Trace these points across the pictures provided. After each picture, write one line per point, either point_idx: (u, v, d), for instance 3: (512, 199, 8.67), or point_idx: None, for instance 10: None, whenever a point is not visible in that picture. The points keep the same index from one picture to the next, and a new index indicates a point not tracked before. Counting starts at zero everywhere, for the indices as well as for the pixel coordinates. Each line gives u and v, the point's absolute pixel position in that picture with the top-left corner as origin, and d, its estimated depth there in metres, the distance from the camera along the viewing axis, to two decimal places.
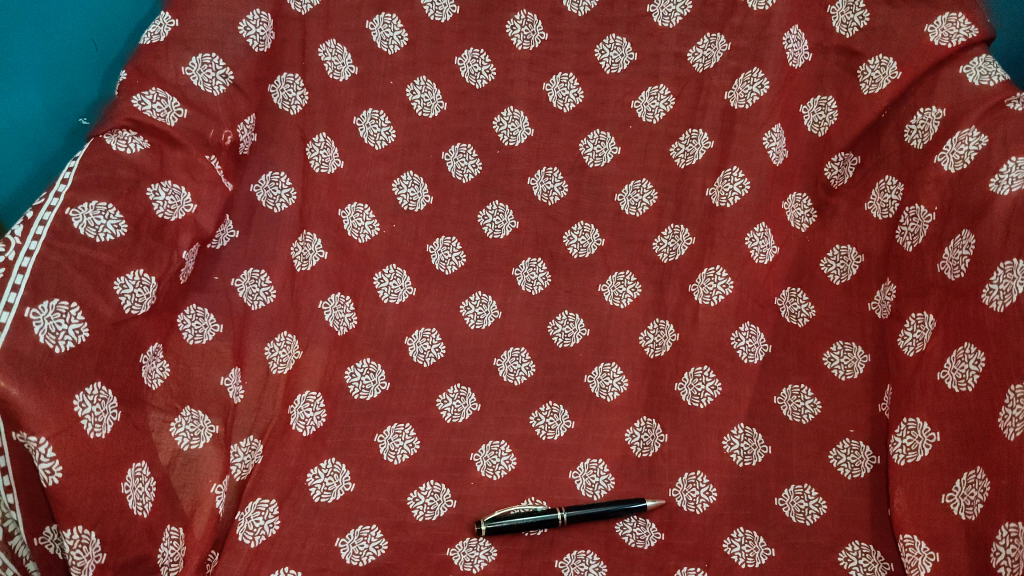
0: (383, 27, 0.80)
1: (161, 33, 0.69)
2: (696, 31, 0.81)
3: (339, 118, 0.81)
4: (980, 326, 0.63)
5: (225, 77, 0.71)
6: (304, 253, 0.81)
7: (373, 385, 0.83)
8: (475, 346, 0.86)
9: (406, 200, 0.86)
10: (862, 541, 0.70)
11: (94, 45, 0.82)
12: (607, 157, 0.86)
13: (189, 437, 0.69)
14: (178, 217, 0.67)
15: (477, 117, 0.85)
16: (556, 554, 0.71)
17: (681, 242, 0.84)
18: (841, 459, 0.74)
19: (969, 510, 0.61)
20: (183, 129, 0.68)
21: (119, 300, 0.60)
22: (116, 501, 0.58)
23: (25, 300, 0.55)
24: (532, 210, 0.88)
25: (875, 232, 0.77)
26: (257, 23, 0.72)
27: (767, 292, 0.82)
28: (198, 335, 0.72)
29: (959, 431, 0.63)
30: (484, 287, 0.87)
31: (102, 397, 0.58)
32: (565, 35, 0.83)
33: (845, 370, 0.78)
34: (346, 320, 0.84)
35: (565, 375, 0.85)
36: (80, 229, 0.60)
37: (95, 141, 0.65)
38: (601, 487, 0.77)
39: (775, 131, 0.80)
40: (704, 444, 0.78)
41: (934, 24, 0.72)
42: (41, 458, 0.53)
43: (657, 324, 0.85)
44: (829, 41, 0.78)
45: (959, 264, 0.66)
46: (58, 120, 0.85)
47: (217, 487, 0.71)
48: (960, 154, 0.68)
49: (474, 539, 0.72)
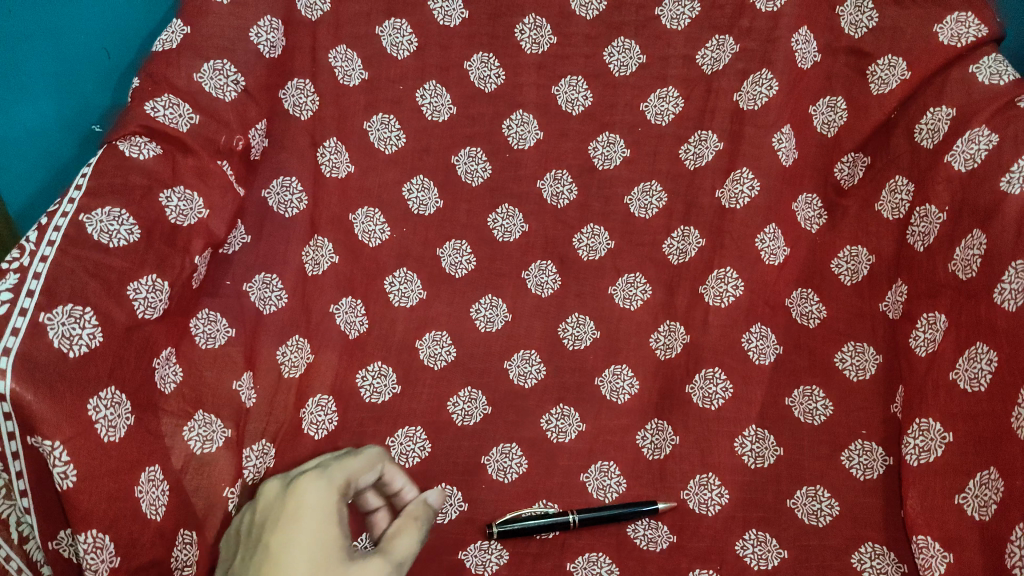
0: (393, 33, 0.81)
1: (173, 40, 0.70)
2: (704, 33, 0.81)
3: (350, 123, 0.82)
4: (992, 327, 0.63)
5: (237, 84, 0.71)
6: (315, 257, 0.81)
7: (385, 389, 0.83)
8: (486, 349, 0.85)
9: (416, 204, 0.86)
10: (875, 543, 0.71)
11: (106, 52, 0.82)
12: (616, 160, 0.86)
13: (202, 441, 0.69)
14: (190, 223, 0.67)
15: (486, 122, 0.85)
16: (568, 557, 0.73)
17: (691, 244, 0.84)
18: (854, 460, 0.75)
19: (982, 511, 0.62)
20: (195, 136, 0.69)
21: (132, 305, 0.61)
22: (129, 505, 0.58)
23: (40, 305, 0.55)
24: (541, 214, 0.87)
25: (886, 233, 0.77)
26: (268, 29, 0.73)
27: (778, 293, 0.82)
28: (211, 340, 0.72)
29: (972, 433, 0.64)
30: (494, 289, 0.86)
31: (116, 401, 0.59)
32: (573, 40, 0.83)
33: (857, 371, 0.78)
34: (357, 324, 0.84)
35: (575, 379, 0.84)
36: (94, 235, 0.60)
37: (109, 147, 0.65)
38: (612, 489, 0.78)
39: (785, 132, 0.80)
40: (715, 446, 0.79)
41: (944, 24, 0.72)
42: (56, 462, 0.54)
43: (667, 325, 0.84)
44: (839, 42, 0.78)
45: (970, 263, 0.66)
46: (71, 127, 0.86)
47: (228, 490, 0.71)
48: (971, 153, 0.68)
49: (485, 542, 0.74)
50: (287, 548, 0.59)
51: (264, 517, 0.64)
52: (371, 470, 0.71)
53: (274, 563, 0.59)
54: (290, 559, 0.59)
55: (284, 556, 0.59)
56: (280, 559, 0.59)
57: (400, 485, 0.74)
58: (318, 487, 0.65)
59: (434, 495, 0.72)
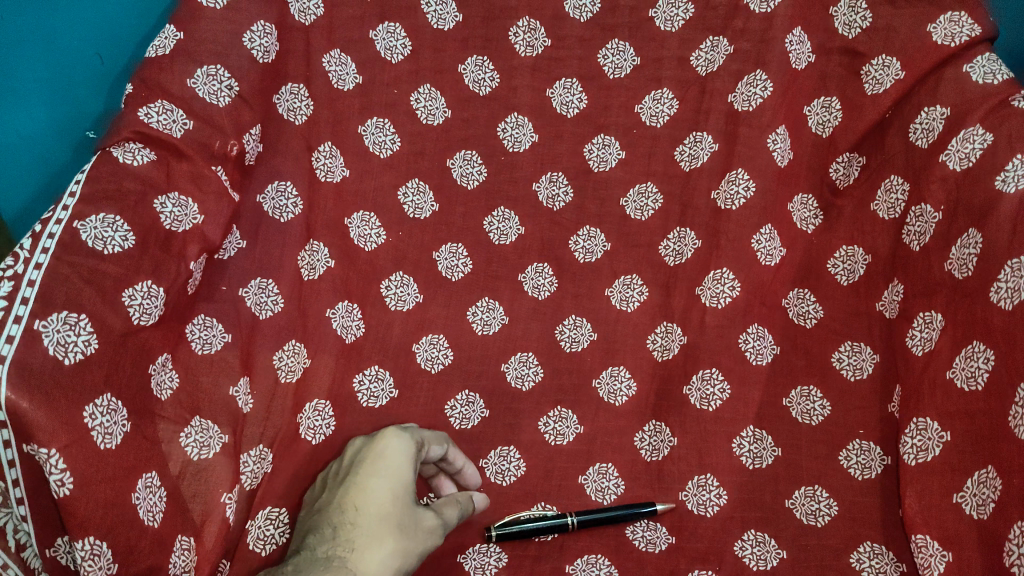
0: (387, 37, 0.81)
1: (166, 46, 0.70)
2: (699, 34, 0.81)
3: (345, 127, 0.82)
4: (988, 325, 0.63)
5: (231, 89, 0.71)
6: (312, 261, 0.81)
7: (382, 393, 0.82)
8: (483, 352, 0.84)
9: (412, 208, 0.85)
10: (873, 542, 0.71)
11: (100, 57, 0.82)
12: (612, 162, 0.86)
13: (199, 447, 0.69)
14: (185, 228, 0.67)
15: (482, 124, 0.85)
16: (567, 559, 0.74)
17: (687, 245, 0.84)
18: (852, 459, 0.75)
19: (980, 510, 0.62)
20: (189, 141, 0.69)
21: (128, 311, 0.61)
22: (127, 511, 0.58)
23: (35, 312, 0.55)
24: (538, 216, 0.86)
25: (881, 232, 0.77)
26: (262, 34, 0.73)
27: (774, 294, 0.82)
28: (207, 345, 0.72)
29: (970, 431, 0.64)
30: (491, 292, 0.86)
31: (113, 408, 0.58)
32: (567, 42, 0.84)
33: (854, 370, 0.78)
34: (353, 328, 0.83)
35: (573, 381, 0.83)
36: (90, 241, 0.60)
37: (103, 154, 0.65)
38: (611, 491, 0.78)
39: (780, 132, 0.80)
40: (713, 446, 0.79)
41: (936, 24, 0.72)
42: (52, 470, 0.54)
43: (664, 327, 0.84)
44: (833, 43, 0.78)
45: (966, 262, 0.66)
46: (66, 133, 0.86)
47: (227, 496, 0.71)
48: (966, 152, 0.68)
49: (483, 545, 0.74)
50: (371, 480, 0.65)
51: (350, 463, 0.69)
52: (440, 443, 0.73)
53: (361, 489, 0.65)
54: (372, 489, 0.64)
55: (369, 487, 0.65)
56: (366, 487, 0.65)
57: (460, 466, 0.75)
58: (400, 437, 0.69)
59: (479, 498, 0.73)
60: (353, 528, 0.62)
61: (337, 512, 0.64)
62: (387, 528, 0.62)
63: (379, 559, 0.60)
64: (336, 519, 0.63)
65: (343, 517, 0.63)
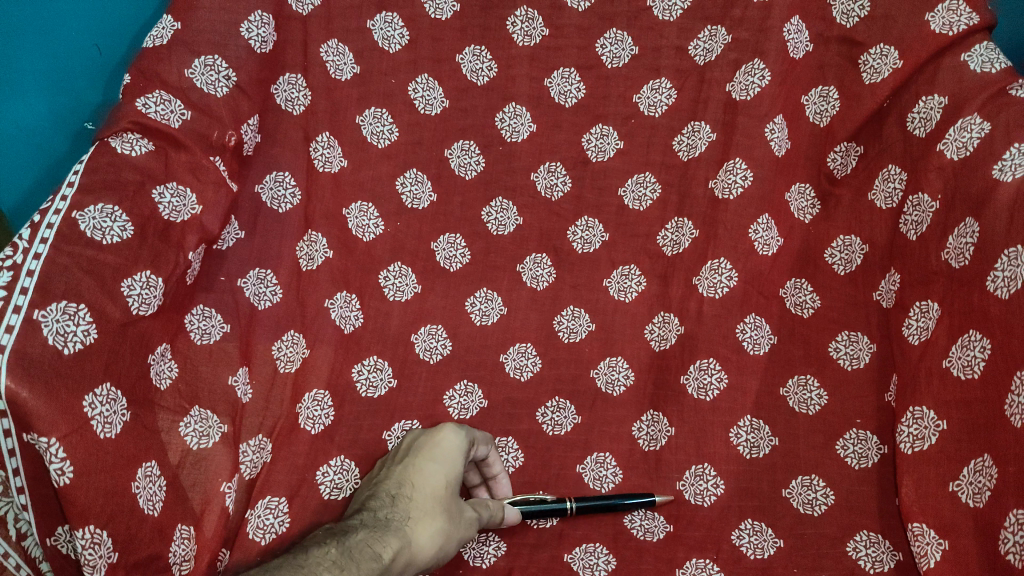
0: (384, 27, 0.81)
1: (163, 36, 0.70)
2: (697, 24, 0.81)
3: (343, 117, 0.81)
4: (985, 315, 0.63)
5: (229, 79, 0.71)
6: (310, 252, 0.80)
7: (380, 383, 0.82)
8: (481, 342, 0.84)
9: (410, 198, 0.85)
10: (870, 531, 0.72)
11: (98, 48, 0.82)
12: (610, 151, 0.86)
13: (198, 437, 0.70)
14: (183, 219, 0.67)
15: (480, 114, 0.85)
16: (565, 548, 0.75)
17: (684, 235, 0.84)
18: (848, 448, 0.75)
19: (977, 498, 0.63)
20: (187, 131, 0.69)
21: (127, 301, 0.61)
22: (126, 500, 0.59)
23: (34, 303, 0.55)
24: (536, 206, 0.86)
25: (880, 221, 0.77)
26: (259, 24, 0.73)
27: (772, 284, 0.82)
28: (206, 335, 0.72)
29: (966, 420, 0.64)
30: (489, 283, 0.86)
31: (112, 397, 0.59)
32: (565, 31, 0.84)
33: (851, 360, 0.78)
34: (352, 319, 0.83)
35: (570, 370, 0.83)
36: (88, 232, 0.60)
37: (100, 144, 0.66)
38: (608, 479, 0.79)
39: (778, 122, 0.80)
40: (711, 436, 0.79)
41: (935, 12, 0.72)
42: (52, 459, 0.54)
43: (662, 317, 0.84)
44: (830, 32, 0.79)
45: (963, 251, 0.66)
46: (62, 124, 0.85)
47: (227, 485, 0.71)
48: (963, 141, 0.68)
49: (482, 534, 0.75)
50: (428, 462, 0.68)
51: (409, 448, 0.72)
52: (487, 445, 0.74)
53: (417, 468, 0.68)
54: (428, 470, 0.67)
55: (425, 467, 0.67)
56: (422, 467, 0.67)
57: (496, 471, 0.76)
58: (457, 429, 0.72)
59: (511, 513, 0.72)
60: (409, 501, 0.65)
61: (395, 486, 0.66)
62: (437, 507, 0.65)
63: (429, 534, 0.63)
64: (394, 489, 0.66)
65: (400, 488, 0.66)
